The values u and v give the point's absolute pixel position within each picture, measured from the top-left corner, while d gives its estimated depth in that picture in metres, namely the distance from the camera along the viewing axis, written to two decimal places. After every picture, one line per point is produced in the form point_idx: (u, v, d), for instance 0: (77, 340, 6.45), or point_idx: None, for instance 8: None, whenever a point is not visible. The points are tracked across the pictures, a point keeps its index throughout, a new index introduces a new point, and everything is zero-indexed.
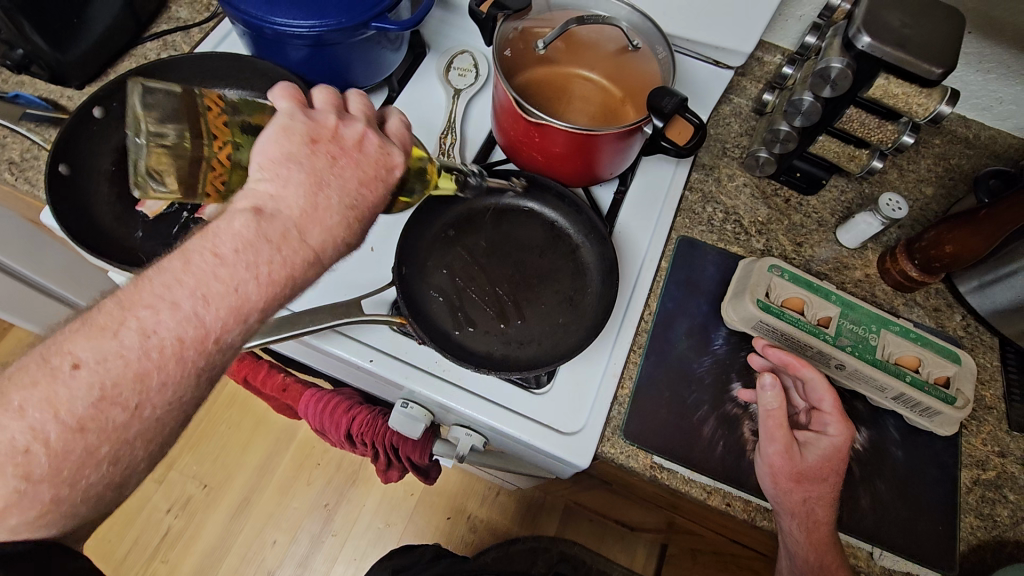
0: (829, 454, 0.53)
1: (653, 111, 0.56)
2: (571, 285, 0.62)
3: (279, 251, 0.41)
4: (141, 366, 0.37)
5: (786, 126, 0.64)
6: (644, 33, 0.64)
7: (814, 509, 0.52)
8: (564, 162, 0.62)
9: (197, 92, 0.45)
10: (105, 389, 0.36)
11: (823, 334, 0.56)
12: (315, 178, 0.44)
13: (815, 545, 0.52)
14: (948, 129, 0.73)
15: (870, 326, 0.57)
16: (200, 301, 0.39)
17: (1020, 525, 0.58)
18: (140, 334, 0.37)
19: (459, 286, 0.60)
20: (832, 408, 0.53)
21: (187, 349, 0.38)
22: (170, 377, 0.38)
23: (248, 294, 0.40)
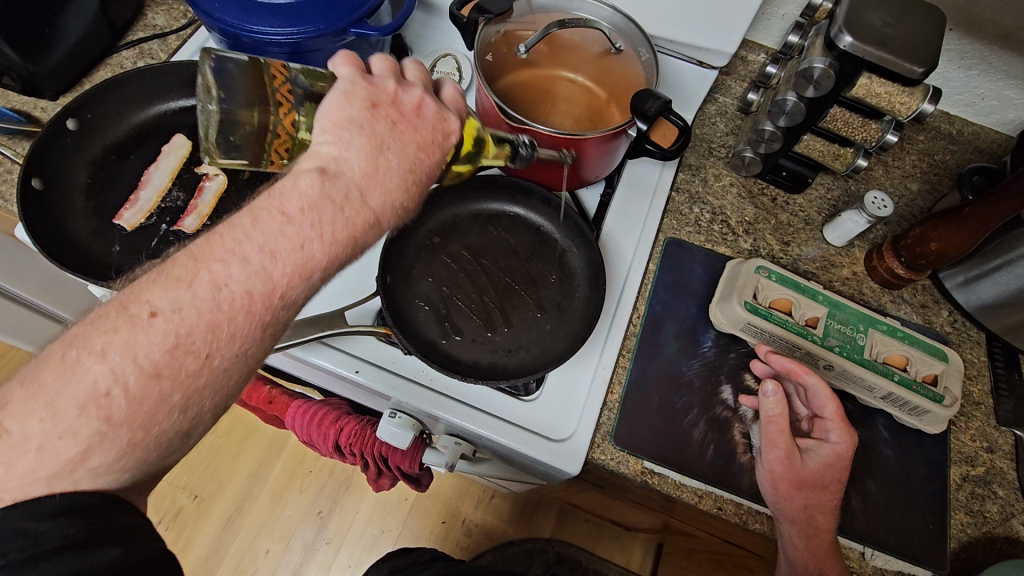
0: (830, 462, 0.53)
1: (636, 114, 0.56)
2: (559, 289, 0.61)
3: (341, 212, 0.40)
4: (213, 317, 0.36)
5: (770, 126, 0.64)
6: (627, 33, 0.63)
7: (816, 517, 0.52)
8: (551, 166, 0.62)
9: (264, 61, 0.45)
10: (180, 337, 0.35)
11: (811, 335, 0.56)
12: (377, 142, 0.42)
13: (819, 553, 0.51)
14: (931, 126, 0.73)
15: (858, 326, 0.57)
16: (268, 254, 0.37)
17: (1010, 521, 0.58)
18: (213, 285, 0.36)
19: (445, 293, 0.60)
20: (834, 415, 0.53)
21: (255, 303, 0.37)
22: (239, 329, 0.37)
23: (314, 252, 0.38)
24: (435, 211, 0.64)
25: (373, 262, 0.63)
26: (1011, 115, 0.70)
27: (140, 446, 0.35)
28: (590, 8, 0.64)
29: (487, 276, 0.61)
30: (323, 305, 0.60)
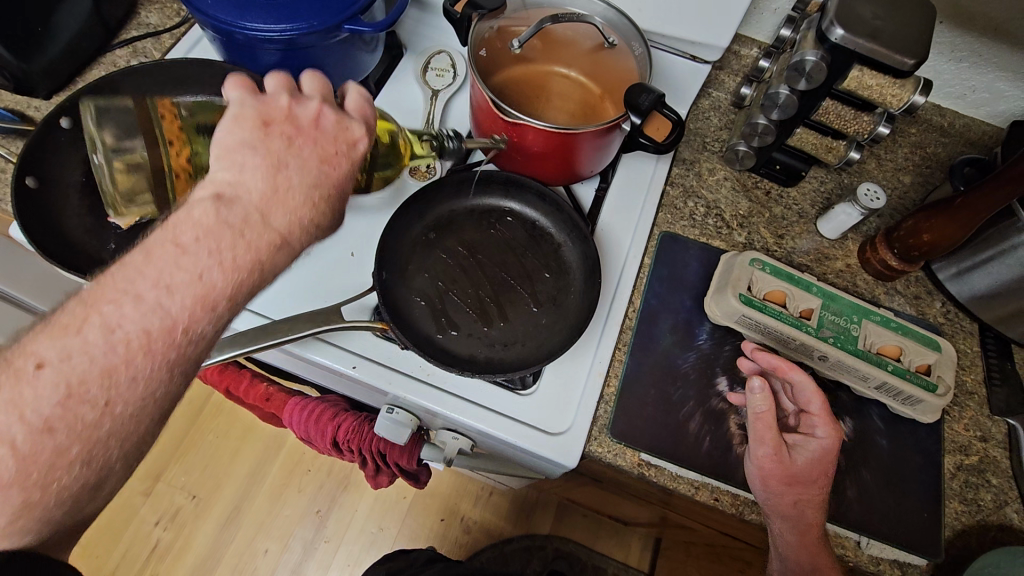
0: (818, 457, 0.53)
1: (630, 109, 0.57)
2: (555, 284, 0.61)
3: (242, 236, 0.40)
4: (106, 362, 0.35)
5: (764, 119, 0.64)
6: (621, 28, 0.64)
7: (804, 512, 0.52)
8: (545, 161, 0.62)
9: (151, 104, 0.52)
10: (72, 386, 0.34)
11: (805, 326, 0.57)
12: (277, 163, 0.43)
13: (809, 547, 0.52)
14: (923, 119, 0.73)
15: (851, 317, 0.58)
16: (162, 290, 0.37)
17: (1004, 509, 0.59)
18: (104, 329, 0.35)
19: (441, 288, 0.60)
20: (821, 410, 0.53)
21: (154, 341, 0.36)
22: (140, 371, 0.36)
23: (214, 281, 0.38)
24: (431, 206, 0.64)
25: (369, 258, 0.63)
26: (1001, 108, 0.70)
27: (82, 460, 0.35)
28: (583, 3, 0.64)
29: (483, 271, 0.61)
30: (319, 300, 0.61)
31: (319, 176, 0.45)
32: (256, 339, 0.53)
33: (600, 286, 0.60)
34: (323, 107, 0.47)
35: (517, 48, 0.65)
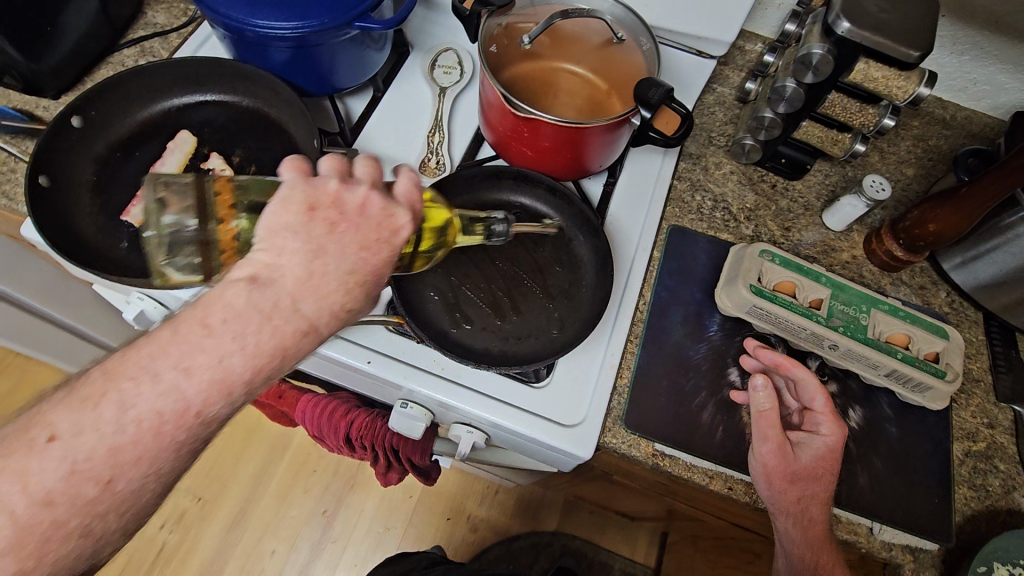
0: (823, 454, 0.54)
1: (640, 103, 0.58)
2: (567, 278, 0.62)
3: (270, 320, 0.38)
4: (115, 441, 0.34)
5: (770, 113, 0.65)
6: (628, 25, 0.65)
7: (808, 509, 0.53)
8: (555, 156, 0.63)
9: (208, 178, 0.44)
10: (78, 462, 0.34)
11: (816, 316, 0.57)
12: (323, 252, 0.40)
13: (813, 541, 0.53)
14: (925, 112, 0.74)
15: (860, 306, 0.58)
16: (182, 371, 0.36)
17: (1012, 493, 0.60)
18: (119, 408, 0.34)
19: (454, 283, 0.60)
20: (824, 407, 0.55)
21: (166, 424, 0.35)
22: (147, 451, 0.35)
23: (233, 367, 0.37)
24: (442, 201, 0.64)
25: None
26: (1002, 100, 0.71)
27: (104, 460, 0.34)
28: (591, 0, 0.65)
29: (495, 265, 0.61)
30: None
31: (361, 268, 0.42)
32: None
33: (612, 278, 0.61)
34: (374, 193, 0.43)
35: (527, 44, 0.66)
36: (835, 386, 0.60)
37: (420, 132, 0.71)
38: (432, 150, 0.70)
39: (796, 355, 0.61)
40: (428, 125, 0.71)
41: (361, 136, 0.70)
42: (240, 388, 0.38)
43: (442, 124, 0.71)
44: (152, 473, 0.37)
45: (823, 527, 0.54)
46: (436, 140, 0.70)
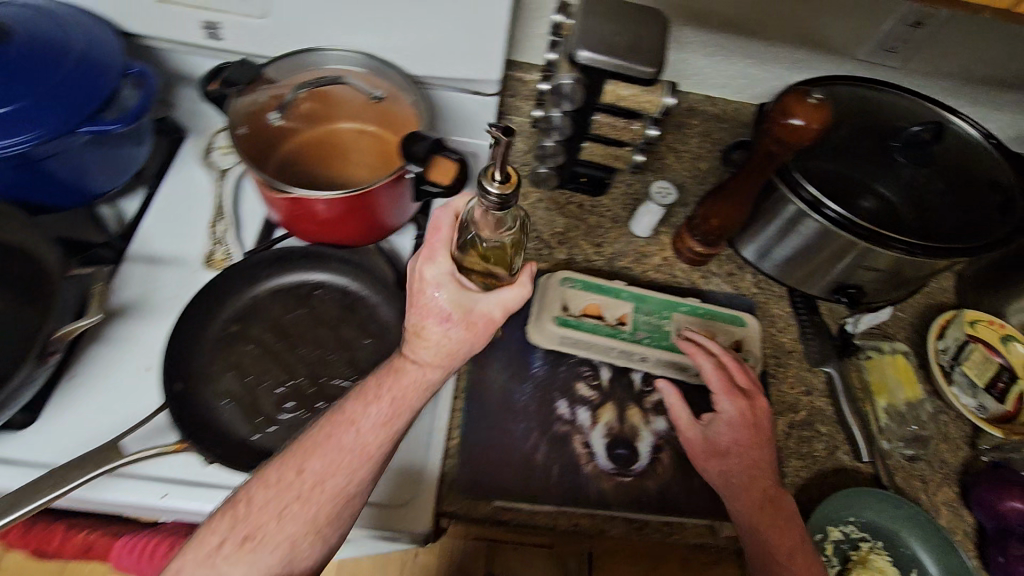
0: (730, 429, 0.56)
1: (408, 157, 0.57)
2: (377, 350, 0.59)
3: (435, 364, 0.47)
4: (252, 524, 0.44)
5: (549, 142, 0.67)
6: (391, 80, 0.64)
7: (738, 479, 0.54)
8: (341, 227, 0.61)
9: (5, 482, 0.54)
10: (246, 540, 0.43)
11: (621, 334, 0.61)
12: (414, 313, 0.47)
13: (753, 503, 0.53)
14: (699, 110, 0.79)
15: (662, 313, 0.63)
16: (231, 505, 0.45)
17: (835, 453, 0.63)
18: (251, 519, 0.44)
19: (251, 384, 0.56)
20: (718, 386, 0.58)
21: (302, 497, 0.44)
22: (272, 532, 0.44)
23: (341, 437, 0.46)
24: (230, 297, 0.59)
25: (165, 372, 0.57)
26: (761, 90, 0.77)
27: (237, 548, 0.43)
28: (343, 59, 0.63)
29: (296, 353, 0.58)
30: (105, 430, 0.54)
31: (443, 314, 0.45)
32: (21, 500, 0.46)
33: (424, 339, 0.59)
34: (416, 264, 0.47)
35: (277, 119, 0.63)
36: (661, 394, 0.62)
37: (203, 221, 0.66)
38: (217, 240, 0.65)
39: (619, 371, 0.62)
40: (211, 214, 0.66)
41: (135, 240, 0.65)
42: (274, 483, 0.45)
43: (225, 210, 0.66)
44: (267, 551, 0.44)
45: (772, 493, 0.54)
46: (220, 229, 0.65)
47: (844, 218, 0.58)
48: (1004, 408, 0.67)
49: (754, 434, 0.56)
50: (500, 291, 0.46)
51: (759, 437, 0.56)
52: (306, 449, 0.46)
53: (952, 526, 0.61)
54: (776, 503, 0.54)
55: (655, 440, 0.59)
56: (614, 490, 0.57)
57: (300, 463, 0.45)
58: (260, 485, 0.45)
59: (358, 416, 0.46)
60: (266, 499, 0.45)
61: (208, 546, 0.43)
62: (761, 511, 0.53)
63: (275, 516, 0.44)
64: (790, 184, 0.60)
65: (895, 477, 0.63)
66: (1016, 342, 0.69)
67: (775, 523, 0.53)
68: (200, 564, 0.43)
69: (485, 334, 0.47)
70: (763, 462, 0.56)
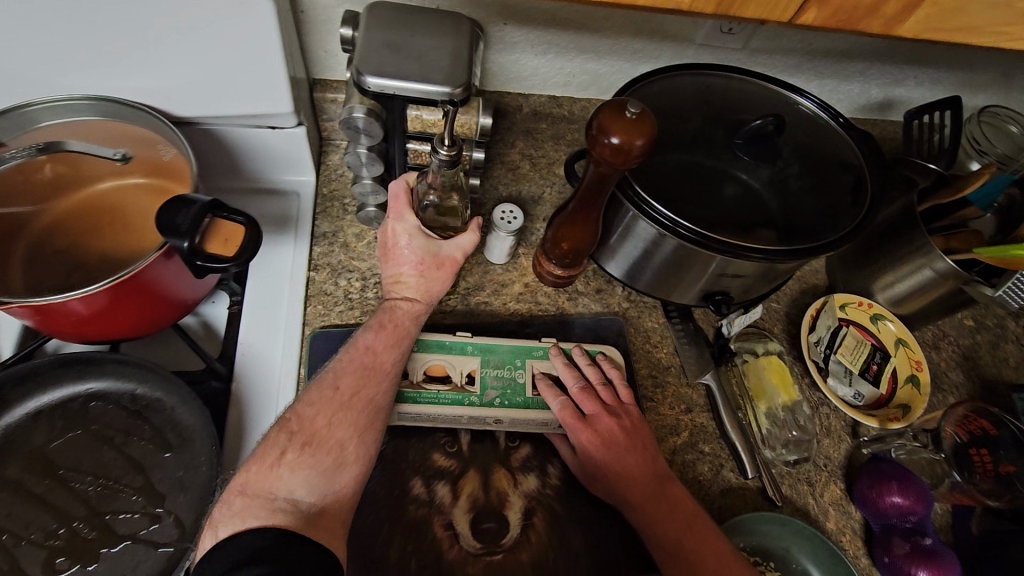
0: (590, 455, 0.53)
1: (168, 232, 0.46)
2: (178, 464, 0.48)
3: (418, 297, 0.52)
4: (339, 433, 0.44)
5: (366, 179, 0.57)
6: (147, 126, 0.54)
7: (618, 495, 0.52)
8: (109, 322, 0.50)
9: None
10: (308, 442, 0.43)
11: (469, 397, 0.55)
12: (389, 265, 0.53)
13: (648, 506, 0.51)
14: (545, 113, 0.73)
15: (513, 363, 0.57)
16: (291, 414, 0.44)
17: (721, 472, 0.60)
18: (302, 428, 0.43)
19: (7, 543, 0.44)
20: (564, 419, 0.54)
21: (371, 399, 0.47)
22: (361, 417, 0.46)
23: (358, 360, 0.48)
24: None
25: None
26: (605, 84, 0.72)
27: (303, 455, 0.42)
28: (62, 109, 0.51)
29: (69, 490, 0.46)
30: None
31: (419, 253, 0.52)
32: None
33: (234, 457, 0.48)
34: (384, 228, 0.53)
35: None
36: (528, 447, 0.56)
37: None
38: None
39: (479, 430, 0.56)
40: None
41: None
42: (341, 383, 0.46)
43: None
44: (343, 449, 0.44)
45: (653, 494, 0.51)
46: None
47: (699, 235, 0.52)
48: (879, 391, 0.65)
49: (610, 452, 0.52)
50: (458, 237, 0.53)
51: (618, 449, 0.52)
52: (337, 370, 0.47)
53: (840, 527, 0.59)
54: (657, 500, 0.51)
55: (526, 504, 0.53)
56: (483, 573, 0.50)
57: (384, 365, 0.49)
58: (305, 402, 0.45)
59: (372, 344, 0.49)
60: (316, 412, 0.44)
61: (270, 458, 0.42)
62: (649, 515, 0.50)
63: (326, 423, 0.44)
64: (634, 200, 0.54)
65: (782, 487, 0.60)
66: (887, 320, 0.68)
67: (677, 521, 0.50)
68: (268, 475, 0.41)
69: (451, 273, 0.54)
70: (635, 465, 0.52)
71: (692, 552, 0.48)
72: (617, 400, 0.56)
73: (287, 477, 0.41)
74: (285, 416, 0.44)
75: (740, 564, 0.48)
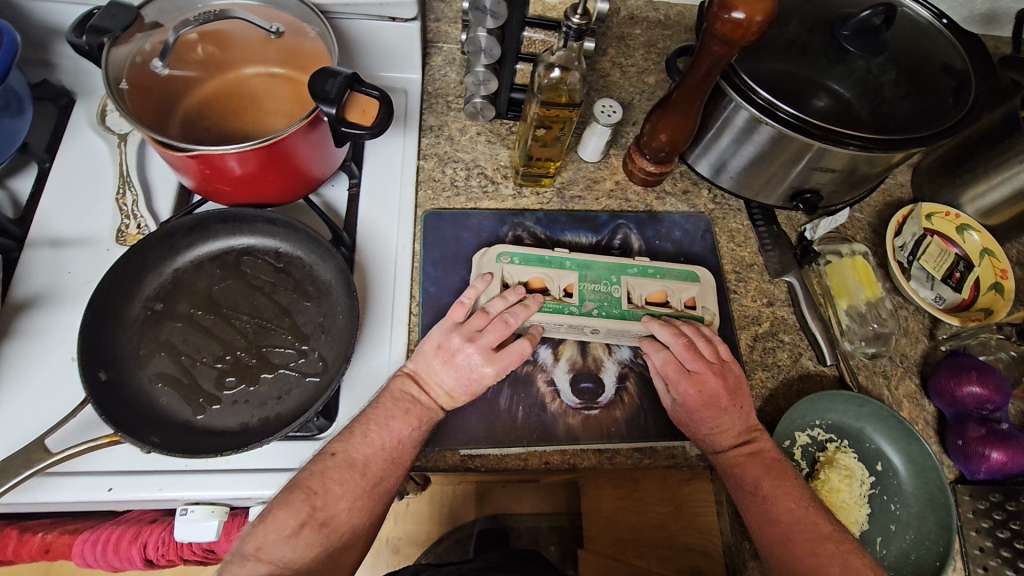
0: (689, 405, 0.54)
1: (319, 99, 0.51)
2: (319, 311, 0.55)
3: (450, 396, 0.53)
4: (361, 498, 0.47)
5: (480, 67, 0.62)
6: (290, 11, 0.59)
7: (706, 441, 0.54)
8: (259, 185, 0.56)
9: None
10: (326, 520, 0.45)
11: (568, 307, 0.57)
12: (434, 354, 0.53)
13: (737, 459, 0.53)
14: (641, 18, 0.75)
15: (609, 279, 0.60)
16: (331, 480, 0.46)
17: (800, 360, 0.63)
18: (338, 502, 0.46)
19: (186, 363, 0.52)
20: (672, 376, 0.55)
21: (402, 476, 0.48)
22: (380, 491, 0.48)
23: (402, 433, 0.49)
24: (149, 275, 0.55)
25: None
26: None
27: (328, 526, 0.45)
28: None
29: (232, 325, 0.54)
30: (32, 427, 0.50)
31: (477, 375, 0.52)
32: None
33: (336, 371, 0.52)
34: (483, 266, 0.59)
35: (162, 68, 0.54)
36: None
37: (107, 194, 0.60)
38: (127, 212, 0.59)
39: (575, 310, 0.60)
40: (115, 184, 0.60)
41: (34, 221, 0.58)
42: (372, 463, 0.48)
43: (131, 178, 0.60)
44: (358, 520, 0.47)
45: (743, 447, 0.54)
46: (128, 200, 0.59)
47: (798, 119, 0.54)
48: (961, 296, 0.67)
49: (707, 407, 0.54)
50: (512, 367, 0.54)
51: (719, 405, 0.54)
52: (367, 451, 0.48)
53: (913, 416, 0.62)
54: (747, 453, 0.53)
55: (620, 369, 0.59)
56: (582, 424, 0.56)
57: (409, 439, 0.50)
58: (335, 476, 0.46)
59: (404, 436, 0.49)
60: (340, 493, 0.46)
61: (287, 528, 0.43)
62: (737, 465, 0.53)
63: (348, 506, 0.46)
64: (738, 87, 0.56)
65: (858, 377, 0.63)
66: (971, 231, 0.68)
67: (766, 477, 0.52)
68: (282, 543, 0.43)
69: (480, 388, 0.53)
70: (729, 421, 0.54)
71: (770, 495, 0.51)
72: (717, 356, 0.56)
73: (313, 535, 0.44)
74: (329, 452, 0.47)
75: (814, 515, 0.50)
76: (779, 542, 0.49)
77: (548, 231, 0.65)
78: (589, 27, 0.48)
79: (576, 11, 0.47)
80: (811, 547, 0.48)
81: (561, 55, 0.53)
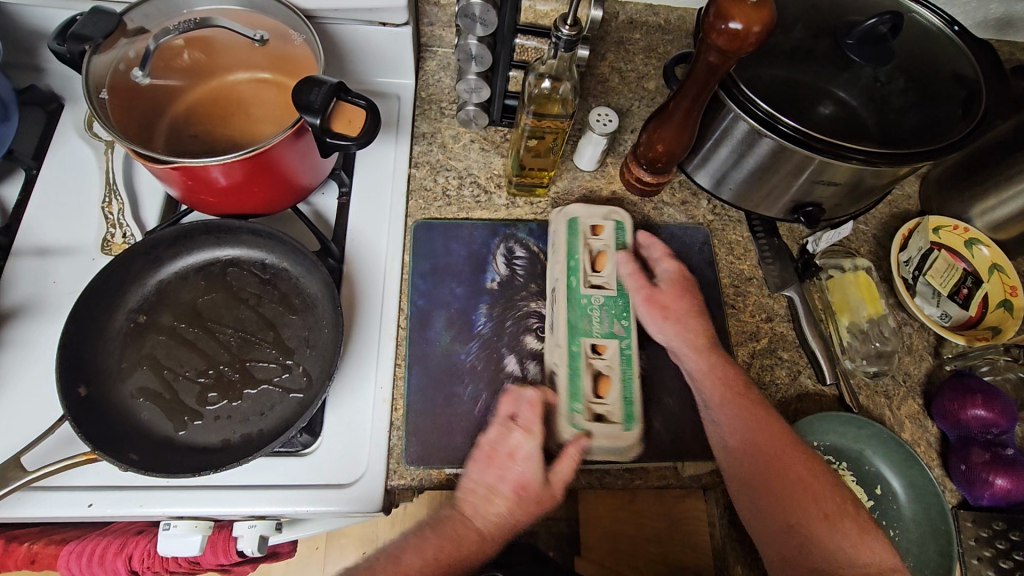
0: (677, 282, 0.59)
1: (303, 108, 0.49)
2: (304, 324, 0.54)
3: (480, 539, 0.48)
4: None
5: (472, 75, 0.60)
6: (276, 17, 0.57)
7: (684, 332, 0.56)
8: (245, 195, 0.55)
9: None
10: None
11: (620, 338, 0.55)
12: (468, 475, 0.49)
13: (720, 367, 0.55)
14: (640, 22, 0.73)
15: (584, 307, 0.56)
16: None
17: (798, 378, 0.62)
18: None
19: (168, 377, 0.51)
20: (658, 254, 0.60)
21: None
22: None
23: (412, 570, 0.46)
24: (132, 287, 0.54)
25: None
26: None
27: None
28: None
29: (215, 338, 0.53)
30: (10, 442, 0.49)
31: None
32: None
33: (319, 388, 0.51)
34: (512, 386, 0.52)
35: (143, 77, 0.53)
36: None
37: (93, 202, 0.59)
38: (112, 221, 0.58)
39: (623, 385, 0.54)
40: (101, 192, 0.60)
41: (21, 229, 0.58)
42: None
43: (117, 186, 0.59)
44: None
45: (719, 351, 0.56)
46: (114, 209, 0.59)
47: (799, 132, 0.52)
48: (968, 314, 0.64)
49: (686, 289, 0.59)
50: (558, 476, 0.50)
51: (694, 293, 0.59)
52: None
53: (916, 438, 0.60)
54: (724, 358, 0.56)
55: None
56: None
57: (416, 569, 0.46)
58: None
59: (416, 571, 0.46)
60: None
61: None
62: (716, 364, 0.55)
63: None
64: (737, 98, 0.54)
65: (859, 397, 0.61)
66: (981, 245, 0.66)
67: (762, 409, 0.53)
68: None
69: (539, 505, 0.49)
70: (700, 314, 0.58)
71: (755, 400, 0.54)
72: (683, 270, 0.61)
73: None
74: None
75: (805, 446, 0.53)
76: (781, 478, 0.50)
77: (541, 243, 0.63)
78: (580, 38, 0.47)
79: (566, 21, 0.46)
80: (811, 491, 0.50)
81: (553, 65, 0.52)
